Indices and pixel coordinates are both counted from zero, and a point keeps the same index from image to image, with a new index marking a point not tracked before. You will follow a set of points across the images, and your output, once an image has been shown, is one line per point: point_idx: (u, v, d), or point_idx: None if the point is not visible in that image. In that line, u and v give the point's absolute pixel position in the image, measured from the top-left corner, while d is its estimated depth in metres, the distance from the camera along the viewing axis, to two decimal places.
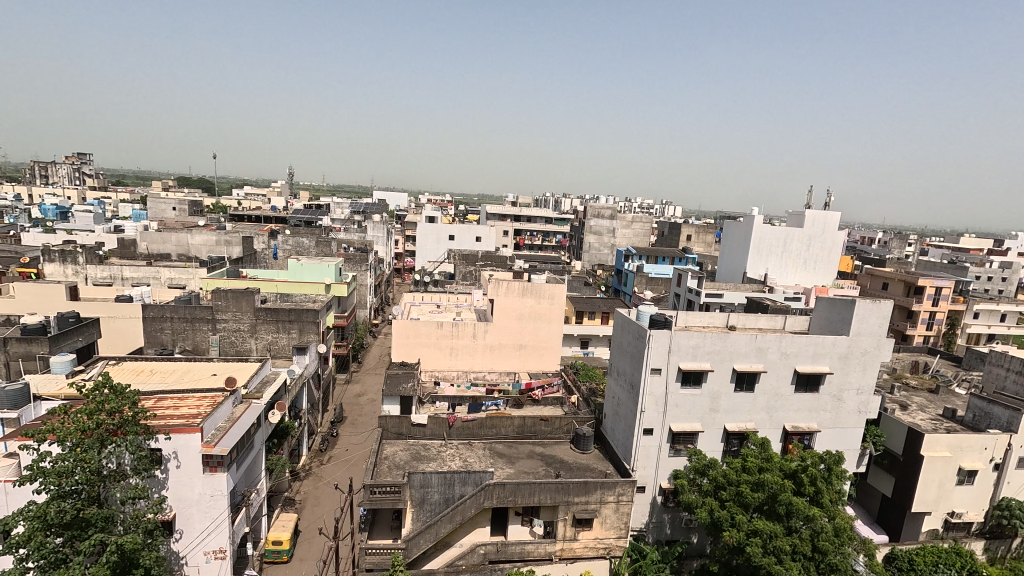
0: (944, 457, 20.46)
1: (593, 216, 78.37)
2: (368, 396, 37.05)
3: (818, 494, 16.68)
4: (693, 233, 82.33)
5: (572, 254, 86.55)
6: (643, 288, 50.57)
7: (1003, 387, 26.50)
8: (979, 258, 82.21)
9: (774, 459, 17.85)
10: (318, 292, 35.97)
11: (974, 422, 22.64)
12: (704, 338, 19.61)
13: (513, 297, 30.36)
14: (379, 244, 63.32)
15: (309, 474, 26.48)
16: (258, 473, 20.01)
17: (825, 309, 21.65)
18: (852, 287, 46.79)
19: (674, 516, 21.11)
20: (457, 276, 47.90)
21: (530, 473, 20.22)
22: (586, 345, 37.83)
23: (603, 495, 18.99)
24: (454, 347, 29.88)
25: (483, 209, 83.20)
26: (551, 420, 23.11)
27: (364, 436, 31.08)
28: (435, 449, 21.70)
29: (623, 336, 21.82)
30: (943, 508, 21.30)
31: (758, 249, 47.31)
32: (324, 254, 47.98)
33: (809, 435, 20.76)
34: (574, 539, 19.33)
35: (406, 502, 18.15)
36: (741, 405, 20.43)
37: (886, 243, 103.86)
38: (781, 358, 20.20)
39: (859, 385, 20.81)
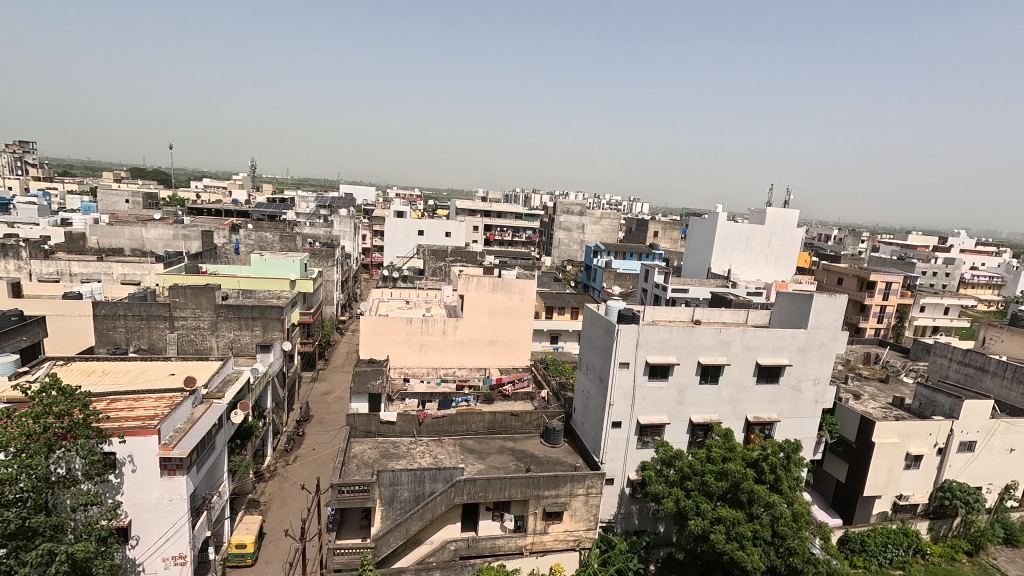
0: (893, 443, 21.57)
1: (562, 212, 78.95)
2: (335, 394, 36.38)
3: (778, 481, 17.36)
4: (660, 229, 83.98)
5: (542, 249, 86.96)
6: (612, 283, 51.30)
7: (947, 376, 28.11)
8: (925, 255, 86.75)
9: (737, 449, 18.40)
10: (283, 288, 35.00)
11: (920, 409, 23.97)
12: (671, 332, 20.04)
13: (484, 292, 30.28)
14: (346, 239, 62.11)
15: (274, 475, 25.82)
16: (220, 475, 19.38)
17: (785, 304, 22.43)
18: (809, 282, 48.69)
19: (641, 507, 21.53)
20: (427, 272, 47.45)
21: (500, 468, 20.27)
22: (556, 340, 38.15)
23: (572, 488, 19.21)
24: (424, 343, 29.63)
25: (453, 204, 82.62)
26: (522, 415, 23.22)
27: (332, 435, 30.49)
28: (405, 446, 21.50)
29: (592, 330, 22.06)
30: (892, 491, 22.47)
31: (722, 245, 48.61)
32: (289, 249, 46.76)
33: (769, 424, 21.54)
34: (545, 532, 19.50)
35: (375, 500, 17.92)
36: (706, 397, 20.99)
37: (841, 240, 108.31)
38: (744, 351, 20.84)
39: (817, 375, 21.67)
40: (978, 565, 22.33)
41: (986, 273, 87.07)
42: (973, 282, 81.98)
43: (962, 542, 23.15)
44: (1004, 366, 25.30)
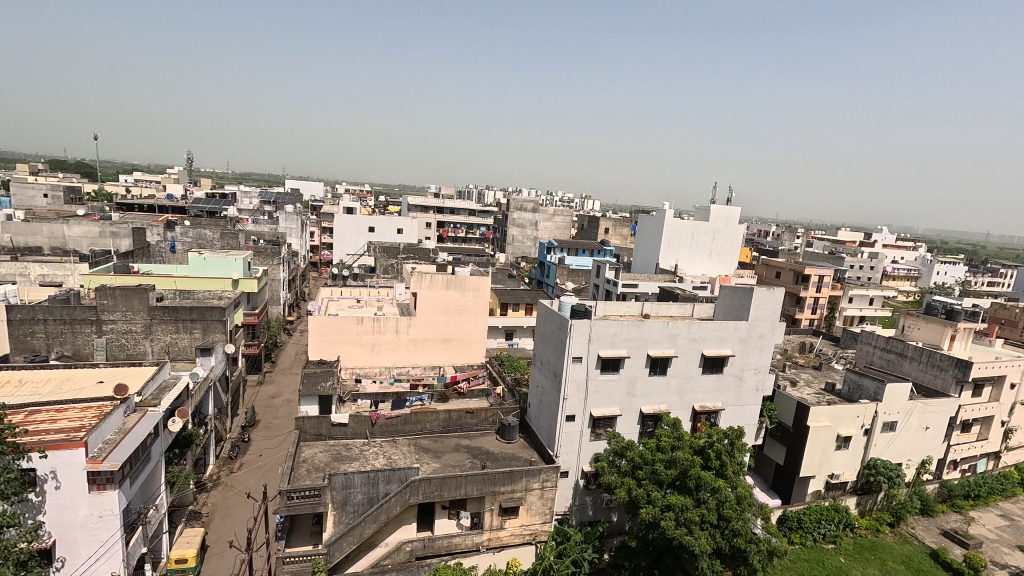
0: (825, 426, 23.06)
1: (516, 209, 79.29)
2: (283, 397, 35.05)
3: (722, 466, 18.20)
4: (610, 226, 85.91)
5: (496, 246, 87.07)
6: (565, 280, 52.00)
7: (871, 361, 30.26)
8: (853, 250, 93.14)
9: (684, 437, 19.08)
10: (224, 288, 33.28)
11: (849, 393, 25.72)
12: (622, 326, 20.56)
13: (437, 290, 29.95)
14: (293, 236, 59.89)
15: (217, 484, 24.60)
16: (157, 487, 18.27)
17: (727, 297, 23.47)
18: (750, 276, 51.20)
19: (595, 498, 22.02)
20: (379, 270, 46.48)
21: (456, 466, 20.17)
22: (511, 336, 38.34)
23: (528, 482, 19.39)
24: (376, 342, 29.04)
25: (405, 200, 81.21)
26: (477, 412, 23.20)
27: (280, 440, 29.37)
28: (358, 449, 21.01)
29: (546, 325, 22.32)
30: (825, 471, 24.00)
31: (670, 241, 50.25)
32: (230, 247, 44.45)
33: (714, 413, 22.52)
34: (501, 528, 19.58)
35: (326, 505, 17.41)
36: (655, 388, 21.69)
37: (778, 236, 114.61)
38: (690, 343, 21.66)
39: (757, 365, 22.83)
40: (899, 535, 24.28)
41: (904, 265, 94.60)
42: (894, 275, 88.75)
43: (886, 514, 24.99)
44: (920, 351, 27.59)
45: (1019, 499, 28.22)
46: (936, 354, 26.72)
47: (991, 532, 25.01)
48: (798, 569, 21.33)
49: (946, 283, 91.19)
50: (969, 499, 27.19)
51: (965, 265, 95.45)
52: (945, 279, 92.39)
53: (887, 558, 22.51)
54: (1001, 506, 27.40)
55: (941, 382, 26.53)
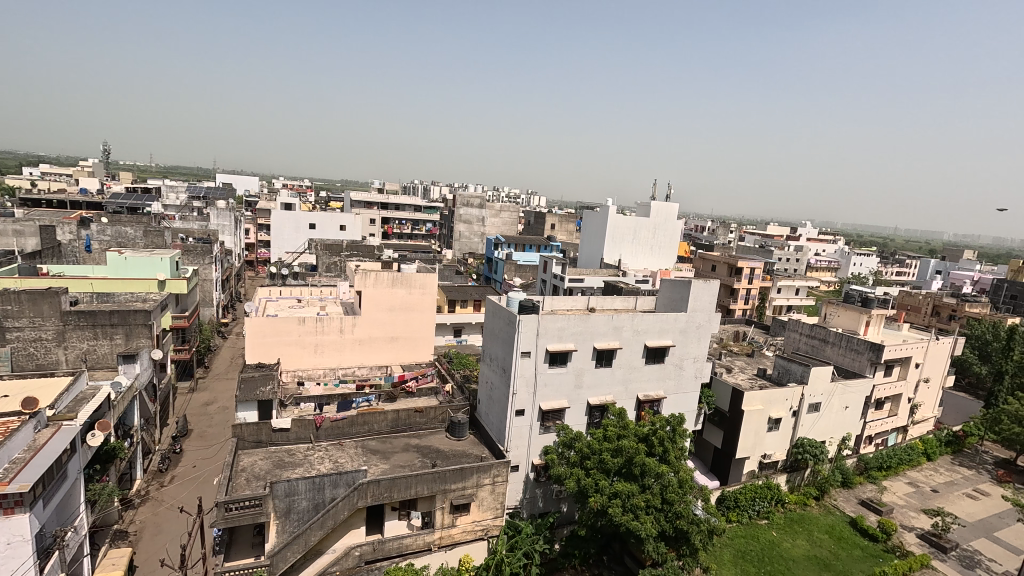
0: (757, 409, 24.50)
1: (462, 205, 78.83)
2: (218, 404, 33.19)
3: (665, 452, 18.94)
4: (556, 222, 87.22)
5: (443, 243, 86.26)
6: (513, 275, 52.29)
7: (798, 348, 32.47)
8: (781, 244, 99.37)
9: (629, 426, 19.69)
10: (149, 289, 31.22)
11: (779, 377, 27.50)
12: (568, 320, 20.92)
13: (383, 288, 29.30)
14: (226, 234, 56.84)
15: (145, 500, 22.97)
16: (75, 507, 16.81)
17: (668, 289, 24.42)
18: (688, 269, 53.55)
19: (545, 490, 22.35)
20: (321, 268, 44.88)
21: (405, 466, 19.87)
22: (460, 333, 38.19)
23: (478, 478, 19.39)
24: (319, 343, 28.05)
25: (348, 196, 78.83)
26: (426, 410, 22.93)
27: (215, 449, 27.80)
28: (301, 454, 20.23)
29: (495, 321, 22.33)
30: (758, 452, 25.50)
31: (614, 237, 51.63)
32: (155, 246, 41.35)
33: (657, 401, 23.41)
34: (453, 525, 19.48)
35: (268, 515, 16.65)
36: (601, 379, 22.26)
37: (714, 231, 120.56)
38: (634, 335, 22.36)
39: (696, 354, 23.92)
40: (824, 507, 26.27)
41: (825, 258, 102.00)
42: (817, 266, 95.51)
43: (812, 489, 26.96)
44: (840, 336, 29.91)
45: (924, 468, 31.26)
46: (853, 339, 29.07)
47: (900, 499, 27.57)
48: (735, 545, 22.67)
49: (862, 273, 99.16)
50: (882, 470, 29.81)
51: (877, 257, 104.21)
52: (860, 269, 100.50)
53: (813, 529, 24.30)
54: (908, 475, 30.24)
55: (859, 364, 28.91)
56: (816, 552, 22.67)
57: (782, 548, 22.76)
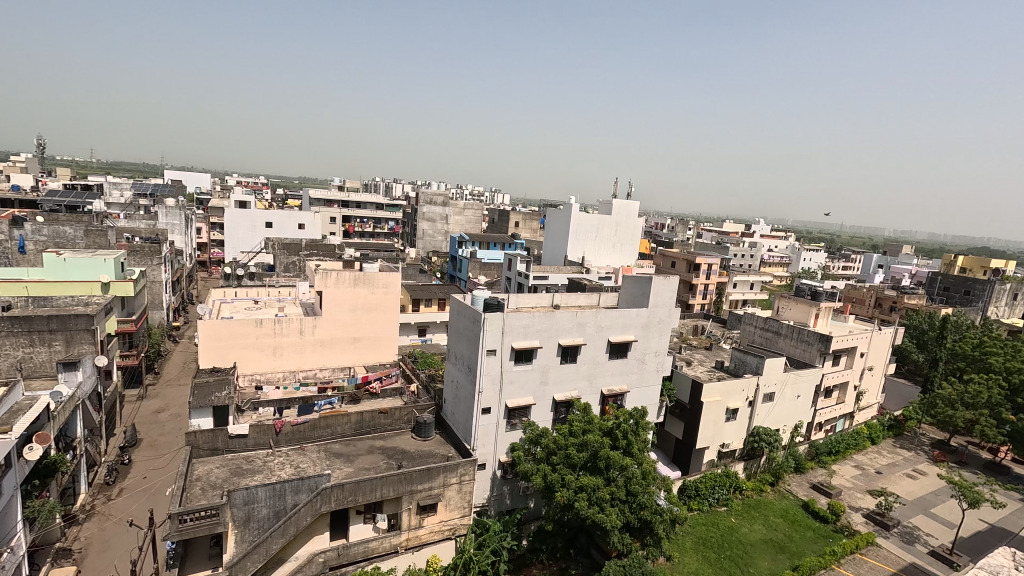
0: (716, 401, 25.33)
1: (425, 203, 78.01)
2: (170, 411, 31.71)
3: (629, 445, 19.32)
4: (520, 220, 87.49)
5: (406, 241, 85.12)
6: (478, 273, 52.15)
7: (753, 340, 33.79)
8: (737, 241, 102.89)
9: (594, 421, 19.98)
10: (93, 293, 29.65)
11: (735, 369, 28.55)
12: (534, 317, 21.03)
13: (345, 287, 28.64)
14: (176, 234, 54.41)
15: (91, 515, 21.72)
16: (11, 526, 15.74)
17: (630, 286, 24.92)
18: (649, 265, 54.81)
19: (512, 487, 22.44)
20: (278, 268, 43.50)
21: (370, 468, 19.54)
22: (424, 332, 37.80)
23: (445, 478, 19.27)
24: (278, 345, 27.20)
25: (307, 194, 76.66)
26: (391, 411, 22.59)
27: (167, 459, 26.55)
28: (260, 460, 19.58)
29: (459, 320, 22.25)
30: (717, 442, 26.37)
31: (577, 234, 52.20)
32: (97, 246, 39.19)
33: (621, 395, 23.87)
34: (420, 526, 19.30)
35: (226, 524, 16.05)
36: (566, 375, 22.49)
37: (672, 229, 123.71)
38: (598, 331, 22.70)
39: (657, 348, 24.51)
40: (778, 493, 27.45)
41: (778, 253, 106.28)
42: (770, 262, 99.37)
43: (768, 475, 28.12)
44: (792, 329, 31.26)
45: (868, 451, 33.10)
46: (804, 331, 30.46)
47: (848, 482, 29.10)
48: (697, 532, 23.43)
49: (811, 268, 103.83)
50: (831, 455, 31.38)
51: (825, 252, 109.37)
52: (810, 264, 105.23)
53: (769, 514, 25.36)
54: (855, 458, 31.95)
55: (809, 354, 30.32)
56: (772, 536, 23.68)
57: (740, 533, 23.67)
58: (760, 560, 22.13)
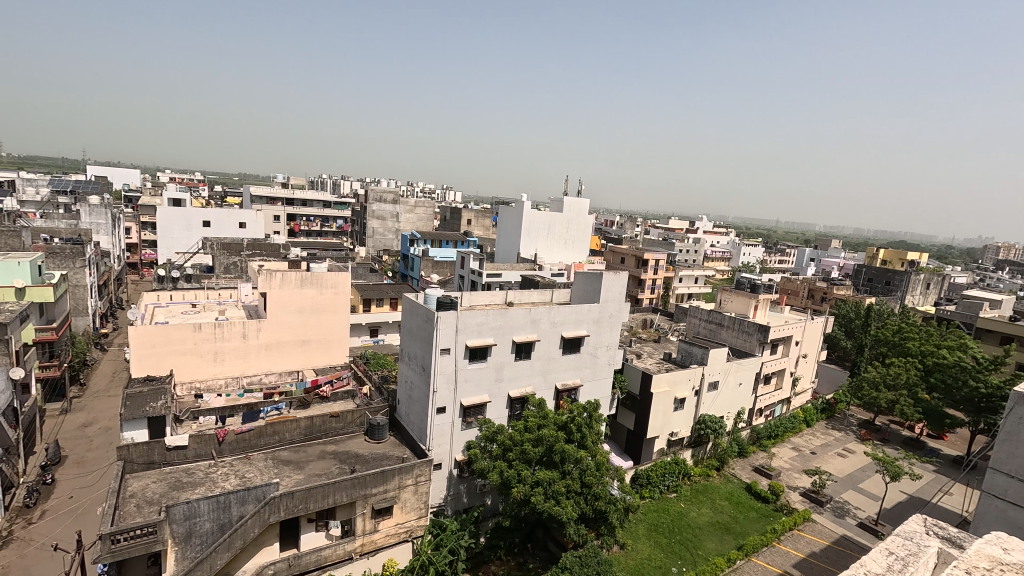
0: (665, 391, 26.26)
1: (374, 200, 76.35)
2: (99, 425, 29.55)
3: (583, 438, 19.72)
4: (472, 217, 87.13)
5: (355, 239, 82.92)
6: (430, 272, 51.58)
7: (698, 331, 35.22)
8: (682, 237, 106.59)
9: (549, 415, 20.22)
10: (6, 299, 27.27)
11: (682, 360, 29.71)
12: (488, 314, 21.03)
13: (290, 288, 27.57)
14: (101, 234, 50.67)
15: (9, 541, 19.93)
16: None
17: (582, 281, 25.37)
18: (600, 262, 56.00)
19: (469, 485, 22.40)
20: (218, 269, 41.41)
21: (322, 474, 18.97)
22: (376, 333, 37.09)
23: (401, 480, 18.98)
24: (219, 351, 25.89)
25: (248, 191, 73.18)
26: (342, 415, 21.99)
27: (97, 476, 24.73)
28: (202, 472, 18.59)
29: (412, 320, 21.93)
30: (666, 431, 27.31)
31: (528, 232, 52.58)
32: (9, 248, 35.85)
33: (574, 390, 24.31)
34: (375, 530, 18.92)
35: (165, 542, 15.14)
36: (521, 372, 22.66)
37: (621, 225, 126.80)
38: (551, 327, 22.99)
39: (609, 342, 25.13)
40: (723, 476, 28.81)
41: (720, 248, 111.07)
42: (713, 257, 103.73)
43: (713, 460, 29.48)
44: (733, 320, 32.82)
45: (804, 433, 35.32)
46: (745, 322, 32.07)
47: (786, 463, 30.94)
48: (649, 519, 24.21)
49: (751, 262, 109.25)
50: (771, 439, 33.24)
51: (763, 247, 115.28)
52: (749, 258, 110.65)
53: (715, 497, 26.60)
54: (792, 440, 34.00)
55: (749, 344, 31.97)
56: (718, 518, 24.87)
57: (689, 517, 24.71)
58: (708, 542, 23.15)
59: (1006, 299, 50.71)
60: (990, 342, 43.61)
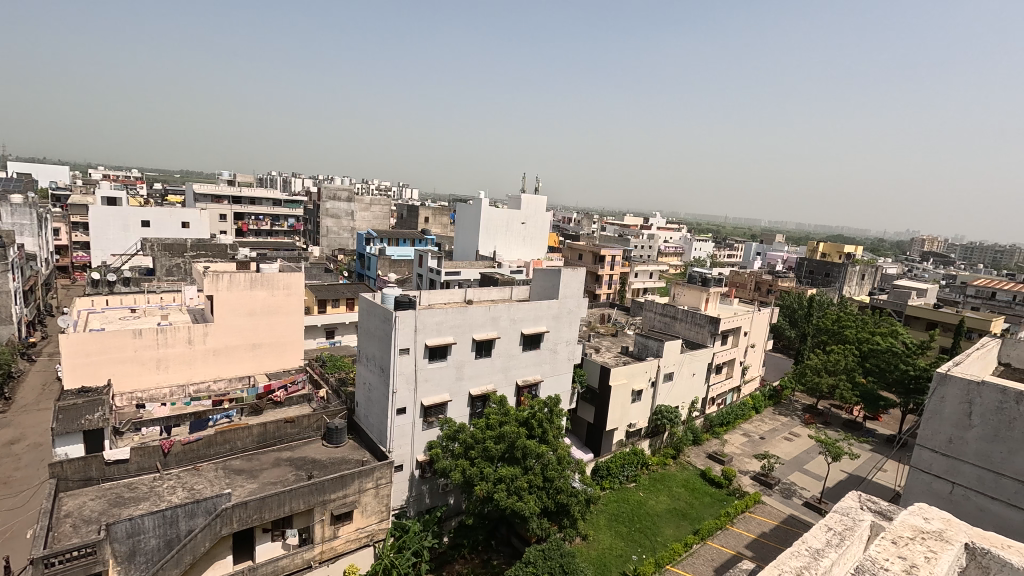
0: (623, 383, 26.88)
1: (328, 198, 74.28)
2: (28, 441, 27.42)
3: (544, 433, 19.91)
4: (430, 215, 86.24)
5: (308, 238, 80.48)
6: (387, 271, 50.71)
7: (654, 324, 36.24)
8: (637, 233, 109.26)
9: (510, 412, 20.31)
10: None
11: (639, 353, 30.51)
12: (447, 313, 20.89)
13: (239, 290, 26.45)
14: (25, 235, 46.94)
15: None
16: None
17: (541, 278, 25.58)
18: (558, 258, 56.61)
19: (431, 485, 22.22)
20: (159, 272, 39.29)
21: (277, 482, 18.35)
22: (332, 334, 36.23)
23: (360, 484, 18.61)
24: (162, 358, 24.58)
25: (191, 188, 69.63)
26: (298, 420, 21.34)
27: (26, 497, 22.96)
28: (146, 486, 17.60)
29: (369, 320, 21.50)
30: (625, 423, 27.96)
31: (487, 229, 52.51)
32: None
33: (535, 385, 24.52)
34: (334, 537, 18.46)
35: (106, 562, 14.25)
36: (481, 369, 22.64)
37: (578, 222, 128.67)
38: (511, 324, 23.07)
39: (568, 337, 25.47)
40: (679, 464, 29.82)
41: (673, 243, 114.52)
42: (667, 252, 106.79)
43: (669, 449, 30.44)
44: (686, 313, 33.97)
45: (753, 419, 37.00)
46: (697, 314, 33.26)
47: (737, 448, 32.34)
48: (609, 509, 24.79)
49: (702, 256, 113.30)
50: (723, 426, 34.64)
51: (713, 242, 119.75)
52: (700, 253, 114.66)
53: (673, 485, 27.49)
54: (742, 427, 35.56)
55: (701, 336, 33.16)
56: (675, 505, 25.72)
57: (648, 506, 25.42)
58: (666, 528, 23.92)
59: (931, 287, 54.81)
60: (918, 328, 46.97)
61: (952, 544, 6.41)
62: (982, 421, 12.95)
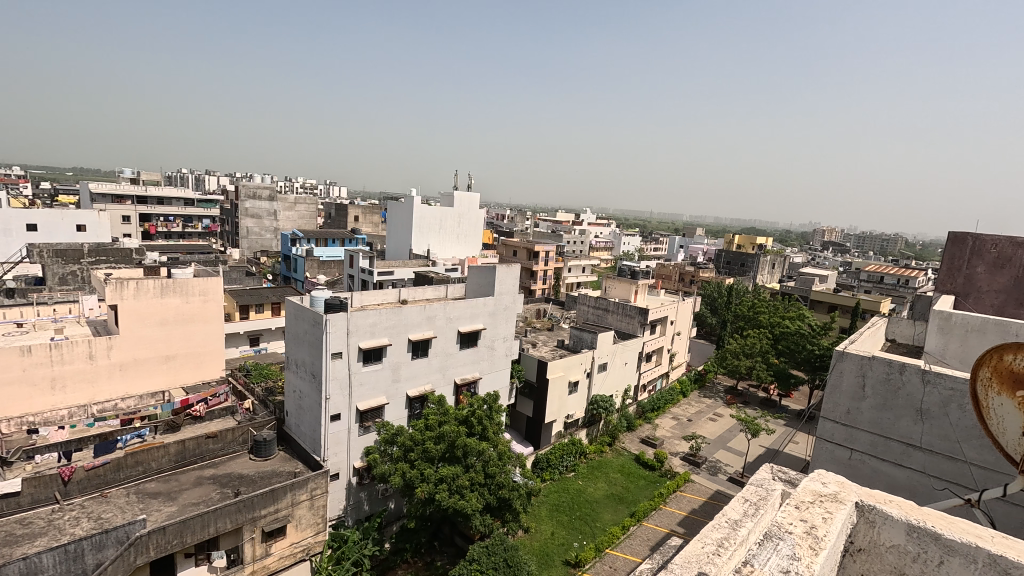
0: (559, 376, 27.46)
1: (247, 197, 69.84)
2: None
3: (484, 430, 19.92)
4: (360, 214, 83.57)
5: (227, 240, 75.34)
6: (316, 273, 48.60)
7: (587, 317, 37.25)
8: (569, 229, 111.77)
9: (449, 412, 20.23)
10: None
11: (574, 345, 31.27)
12: (380, 314, 20.36)
13: (149, 298, 24.37)
14: None
15: None
16: None
17: (476, 275, 25.56)
18: (492, 255, 56.74)
19: (370, 491, 21.64)
20: (51, 281, 35.27)
21: (200, 502, 17.13)
22: (257, 341, 34.23)
23: (294, 496, 17.77)
24: (58, 376, 22.13)
25: (87, 187, 62.90)
26: (221, 434, 20.02)
27: None
28: (43, 520, 15.79)
29: (298, 325, 20.49)
30: (562, 414, 28.59)
31: (419, 228, 51.63)
32: None
33: (473, 383, 24.50)
34: (266, 555, 17.54)
35: None
36: (418, 370, 22.31)
37: (513, 219, 129.60)
38: (447, 323, 22.88)
39: (505, 333, 25.66)
40: (615, 451, 31.00)
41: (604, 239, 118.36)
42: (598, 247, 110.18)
43: (605, 437, 31.55)
44: (617, 304, 35.26)
45: (681, 403, 39.14)
46: (627, 306, 34.60)
47: (668, 432, 34.10)
48: (550, 500, 25.34)
49: (631, 250, 118.00)
50: (654, 411, 36.34)
51: (640, 237, 125.12)
52: (629, 247, 119.37)
53: (610, 471, 28.53)
54: (672, 411, 37.51)
55: (631, 325, 34.56)
56: (612, 490, 26.73)
57: (587, 493, 26.22)
58: (604, 513, 24.82)
59: (832, 274, 60.43)
60: (821, 311, 51.67)
61: (845, 504, 7.13)
62: (874, 391, 14.47)
